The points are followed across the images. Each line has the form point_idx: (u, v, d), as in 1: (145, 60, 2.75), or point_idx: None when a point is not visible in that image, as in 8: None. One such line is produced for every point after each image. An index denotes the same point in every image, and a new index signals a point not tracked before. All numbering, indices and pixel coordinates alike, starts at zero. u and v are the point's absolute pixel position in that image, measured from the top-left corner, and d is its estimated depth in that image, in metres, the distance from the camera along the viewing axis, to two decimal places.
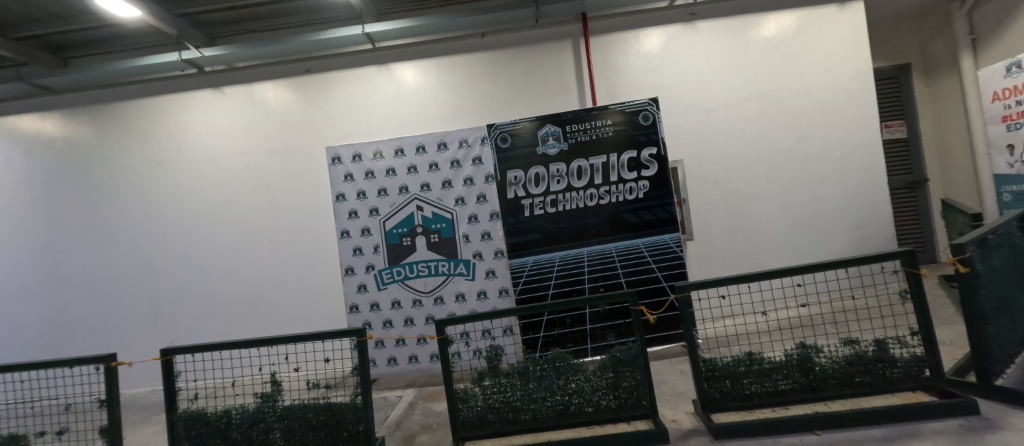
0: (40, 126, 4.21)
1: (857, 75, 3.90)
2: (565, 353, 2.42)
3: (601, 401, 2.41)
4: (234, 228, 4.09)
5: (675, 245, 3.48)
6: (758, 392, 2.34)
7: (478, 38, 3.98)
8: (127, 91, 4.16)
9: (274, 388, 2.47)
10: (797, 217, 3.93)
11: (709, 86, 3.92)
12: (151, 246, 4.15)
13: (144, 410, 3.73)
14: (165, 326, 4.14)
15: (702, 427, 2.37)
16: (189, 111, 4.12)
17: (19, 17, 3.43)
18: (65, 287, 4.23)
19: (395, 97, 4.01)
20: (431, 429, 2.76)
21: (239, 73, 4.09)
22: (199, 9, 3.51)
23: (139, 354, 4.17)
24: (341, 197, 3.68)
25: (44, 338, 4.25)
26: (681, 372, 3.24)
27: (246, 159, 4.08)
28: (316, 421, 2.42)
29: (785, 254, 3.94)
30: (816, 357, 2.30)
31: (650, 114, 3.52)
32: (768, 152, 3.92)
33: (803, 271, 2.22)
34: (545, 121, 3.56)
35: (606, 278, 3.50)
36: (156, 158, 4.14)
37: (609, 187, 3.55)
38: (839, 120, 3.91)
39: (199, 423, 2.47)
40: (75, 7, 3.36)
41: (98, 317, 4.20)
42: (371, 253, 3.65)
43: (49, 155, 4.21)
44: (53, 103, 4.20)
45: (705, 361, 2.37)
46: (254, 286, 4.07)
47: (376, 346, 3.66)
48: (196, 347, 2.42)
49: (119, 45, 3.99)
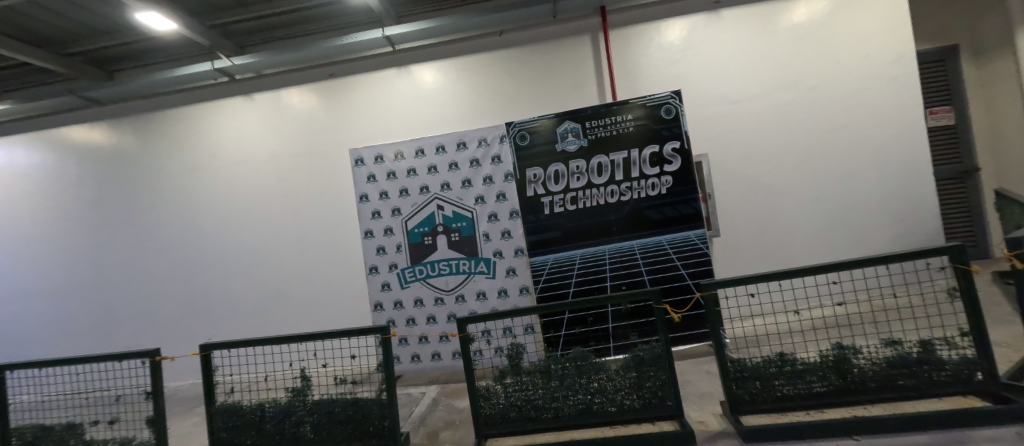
0: (89, 135, 4.49)
1: (898, 59, 3.66)
2: (587, 352, 2.41)
3: (624, 401, 2.38)
4: (263, 231, 4.26)
5: (699, 242, 3.40)
6: (792, 394, 2.25)
7: (496, 37, 3.97)
8: (165, 100, 4.39)
9: (304, 382, 2.58)
10: (829, 211, 3.74)
11: (733, 76, 3.79)
12: (188, 248, 4.38)
13: (185, 403, 3.94)
14: (202, 323, 4.37)
15: (731, 429, 2.31)
16: (221, 118, 4.30)
17: (68, 34, 3.70)
18: (113, 286, 4.51)
19: (414, 98, 4.06)
20: (453, 426, 2.81)
21: (268, 80, 4.23)
22: (230, 20, 3.70)
23: (179, 349, 4.41)
24: (365, 197, 3.76)
25: (96, 333, 4.56)
26: (707, 372, 3.16)
27: (275, 162, 4.23)
28: (345, 416, 2.51)
29: (817, 250, 3.76)
30: (854, 358, 2.20)
31: (672, 107, 3.42)
32: (797, 144, 3.75)
33: (839, 269, 2.10)
34: (564, 117, 3.52)
35: (628, 276, 3.46)
36: (192, 164, 4.35)
37: (630, 184, 3.48)
38: (875, 107, 3.70)
39: (236, 414, 2.59)
40: (117, 22, 3.59)
41: (143, 315, 4.47)
42: (394, 252, 3.72)
43: (98, 162, 4.49)
44: (100, 114, 4.48)
45: (733, 361, 2.30)
46: (283, 285, 4.23)
47: (399, 344, 3.73)
48: (234, 342, 2.53)
49: (157, 58, 4.24)
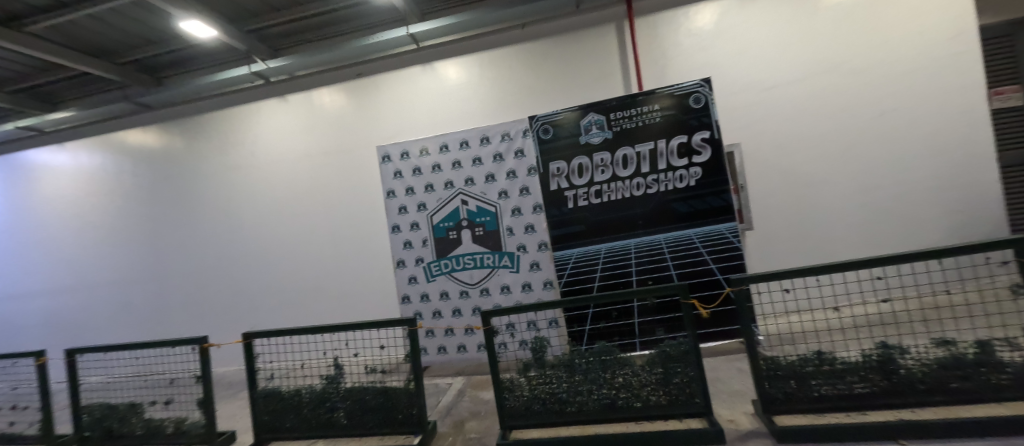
0: (142, 139, 4.84)
1: (956, 36, 3.36)
2: (611, 347, 2.39)
3: (650, 398, 2.34)
4: (298, 225, 4.46)
5: (730, 235, 3.28)
6: (830, 395, 2.15)
7: (518, 30, 3.95)
8: (208, 104, 4.65)
9: (337, 371, 2.71)
10: (875, 202, 3.51)
11: (768, 62, 3.60)
12: (231, 243, 4.65)
13: (232, 387, 4.21)
14: (244, 313, 4.65)
15: (763, 428, 2.24)
16: (258, 119, 4.52)
17: (122, 44, 3.99)
18: (166, 278, 4.87)
19: (438, 94, 4.12)
20: (479, 416, 2.87)
21: (300, 81, 4.40)
22: (264, 25, 3.87)
23: (225, 337, 4.72)
24: (392, 193, 3.86)
25: (152, 321, 4.94)
26: (739, 370, 3.06)
27: (307, 160, 4.41)
28: (375, 403, 2.62)
29: (862, 244, 3.55)
30: (901, 358, 2.07)
31: (702, 96, 3.31)
32: (839, 132, 3.53)
33: (882, 264, 1.98)
34: (588, 110, 3.48)
35: (654, 270, 3.41)
36: (233, 163, 4.61)
37: (657, 176, 3.40)
38: (928, 90, 3.42)
39: (276, 398, 2.76)
40: (164, 31, 3.84)
41: (192, 305, 4.80)
42: (420, 246, 3.81)
43: (151, 164, 4.84)
44: (152, 118, 4.81)
45: (766, 359, 2.22)
46: (318, 277, 4.43)
47: (427, 336, 3.83)
48: (273, 331, 2.68)
49: (200, 64, 4.50)
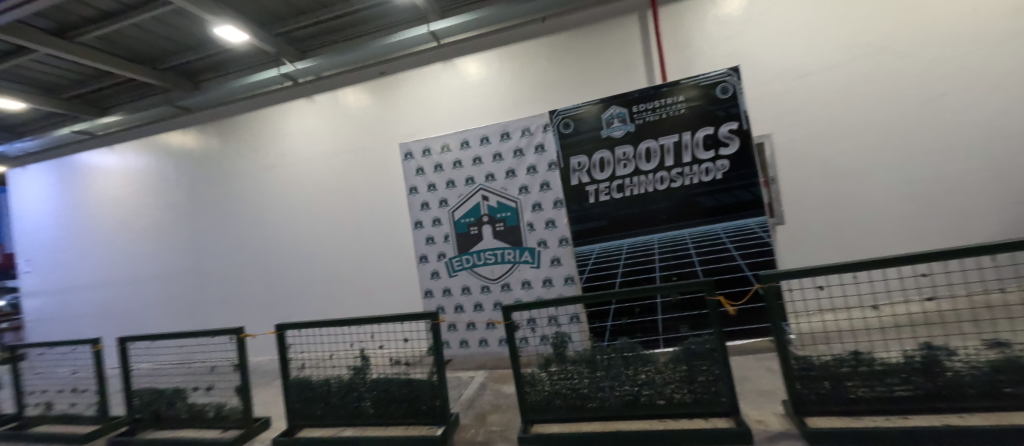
0: (183, 140, 5.11)
1: (1014, 13, 3.09)
2: (634, 343, 2.36)
3: (674, 395, 2.30)
4: (325, 221, 4.61)
5: (760, 230, 3.17)
6: (867, 397, 2.05)
7: (538, 24, 3.92)
8: (241, 105, 4.86)
9: (363, 362, 2.79)
10: (920, 195, 3.30)
11: (800, 48, 3.43)
12: (264, 238, 4.86)
13: (267, 376, 4.42)
14: (277, 305, 4.86)
15: (794, 430, 2.16)
16: (287, 119, 4.69)
17: (163, 51, 4.22)
18: (205, 272, 5.15)
19: (459, 90, 4.14)
20: (500, 410, 2.90)
21: (326, 82, 4.53)
22: (292, 27, 4.00)
23: (259, 328, 4.94)
24: (414, 189, 3.93)
25: (194, 312, 5.23)
26: (768, 369, 2.96)
27: (334, 158, 4.54)
28: (400, 394, 2.69)
29: (905, 239, 3.34)
30: (947, 360, 1.94)
31: (729, 86, 3.20)
32: (879, 120, 3.33)
33: (924, 260, 1.86)
34: (609, 103, 3.43)
35: (679, 266, 3.33)
36: (265, 162, 4.80)
37: (681, 169, 3.31)
38: (981, 73, 3.17)
39: (307, 388, 2.87)
40: (201, 37, 4.03)
41: (230, 297, 5.06)
42: (442, 241, 3.87)
43: (191, 163, 5.11)
44: (190, 120, 5.07)
45: (797, 358, 2.13)
46: (345, 271, 4.57)
47: (449, 329, 3.88)
48: (303, 323, 2.79)
49: (234, 67, 4.70)
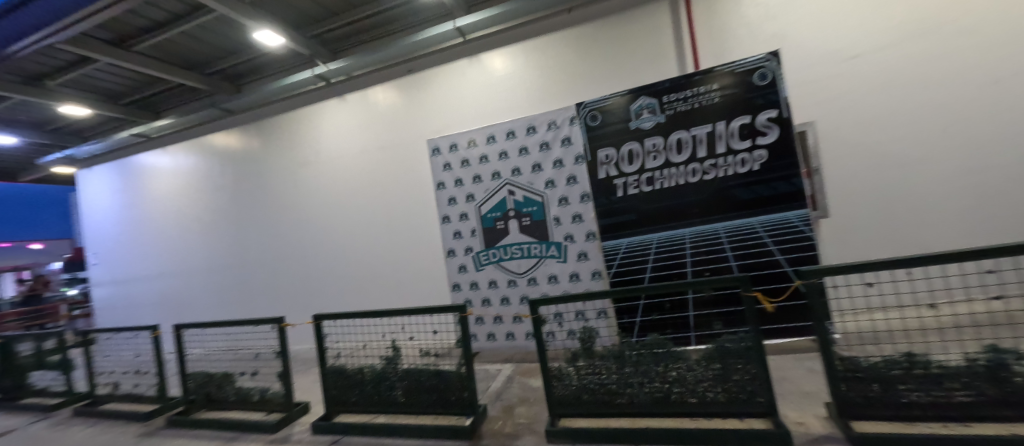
0: (227, 140, 5.42)
1: None
2: (666, 340, 2.28)
3: (706, 394, 2.24)
4: (358, 216, 4.76)
5: (801, 224, 3.01)
6: (922, 402, 1.91)
7: (564, 15, 3.86)
8: (279, 106, 5.08)
9: (394, 352, 2.87)
10: (986, 184, 3.01)
11: (847, 29, 3.21)
12: (301, 232, 5.09)
13: (306, 364, 4.65)
14: (314, 296, 5.08)
15: (837, 434, 2.04)
16: (321, 118, 4.86)
17: (208, 57, 4.48)
18: (249, 264, 5.45)
19: (485, 85, 4.15)
20: (527, 403, 2.92)
21: (357, 81, 4.66)
22: (325, 29, 4.14)
23: (298, 318, 5.19)
24: (442, 184, 3.99)
25: (239, 302, 5.57)
26: (809, 370, 2.82)
27: (365, 155, 4.67)
28: (430, 384, 2.77)
29: (969, 233, 3.06)
30: (1017, 364, 1.77)
31: (767, 71, 3.03)
32: (938, 104, 3.06)
33: (985, 256, 1.71)
34: (638, 93, 3.34)
35: (713, 261, 3.21)
36: (301, 160, 5.01)
37: (715, 161, 3.18)
38: None
39: (343, 375, 3.01)
40: (241, 42, 4.24)
41: (271, 289, 5.34)
42: (470, 236, 3.92)
43: (234, 162, 5.41)
44: (234, 121, 5.36)
45: (842, 359, 2.01)
46: (376, 264, 4.72)
47: (477, 322, 3.93)
48: (338, 314, 2.90)
49: (272, 70, 4.92)
